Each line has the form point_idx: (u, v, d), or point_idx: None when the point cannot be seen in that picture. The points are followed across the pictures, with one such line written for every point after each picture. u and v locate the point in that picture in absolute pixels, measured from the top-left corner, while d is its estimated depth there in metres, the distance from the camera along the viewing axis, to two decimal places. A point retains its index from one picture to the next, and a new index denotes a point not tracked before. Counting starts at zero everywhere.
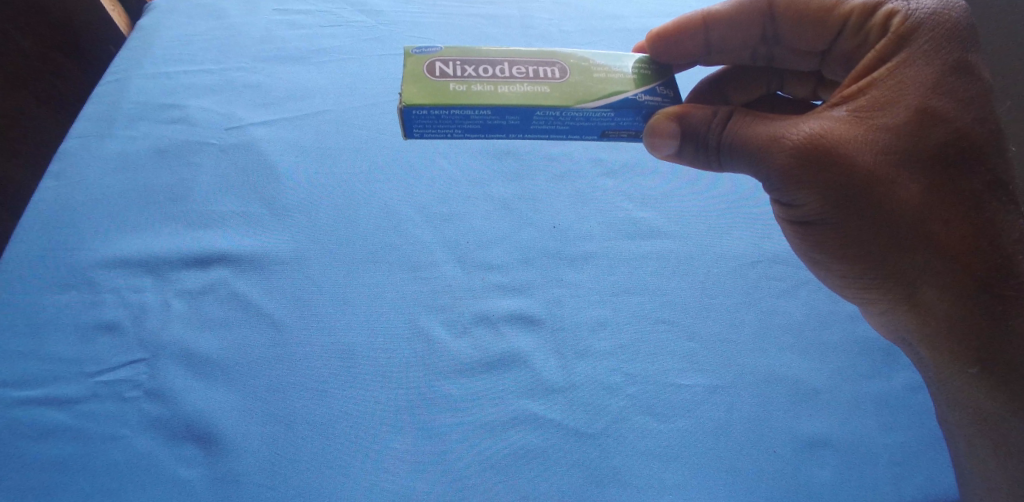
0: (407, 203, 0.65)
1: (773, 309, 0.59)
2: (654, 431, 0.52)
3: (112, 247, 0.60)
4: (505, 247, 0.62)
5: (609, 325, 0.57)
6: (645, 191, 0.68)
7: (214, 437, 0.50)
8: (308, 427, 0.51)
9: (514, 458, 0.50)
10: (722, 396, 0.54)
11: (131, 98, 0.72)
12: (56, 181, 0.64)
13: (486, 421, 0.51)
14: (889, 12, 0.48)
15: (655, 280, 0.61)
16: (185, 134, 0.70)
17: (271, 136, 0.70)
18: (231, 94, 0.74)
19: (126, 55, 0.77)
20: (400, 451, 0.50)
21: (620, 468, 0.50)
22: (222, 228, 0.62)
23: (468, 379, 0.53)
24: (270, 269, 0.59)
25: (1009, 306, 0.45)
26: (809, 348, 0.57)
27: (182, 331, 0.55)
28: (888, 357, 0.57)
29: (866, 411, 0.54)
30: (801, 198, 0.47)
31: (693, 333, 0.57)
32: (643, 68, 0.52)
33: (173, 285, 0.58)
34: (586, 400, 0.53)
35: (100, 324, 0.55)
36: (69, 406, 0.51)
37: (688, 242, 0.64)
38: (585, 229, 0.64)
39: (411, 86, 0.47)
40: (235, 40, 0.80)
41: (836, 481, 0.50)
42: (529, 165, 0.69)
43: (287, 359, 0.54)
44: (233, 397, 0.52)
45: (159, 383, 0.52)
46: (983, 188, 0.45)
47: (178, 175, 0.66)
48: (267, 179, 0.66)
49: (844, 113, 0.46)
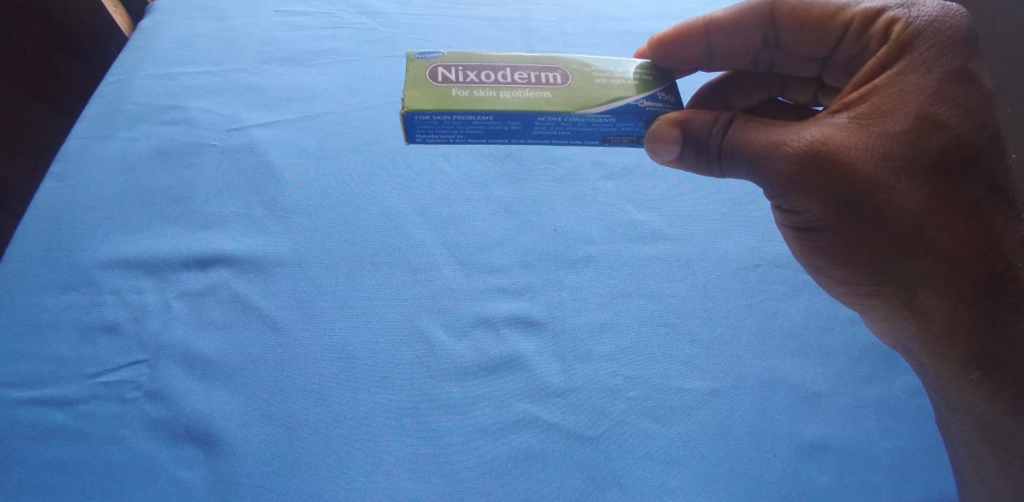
0: (408, 206, 0.65)
1: (773, 313, 0.60)
2: (653, 435, 0.52)
3: (113, 248, 0.60)
4: (506, 250, 0.62)
5: (610, 328, 0.57)
6: (645, 194, 0.68)
7: (215, 438, 0.50)
8: (309, 430, 0.51)
9: (514, 461, 0.50)
10: (722, 400, 0.54)
11: (132, 99, 0.72)
12: (57, 182, 0.64)
13: (487, 424, 0.52)
14: (889, 19, 0.48)
15: (655, 284, 0.61)
16: (186, 135, 0.70)
17: (272, 137, 0.70)
18: (231, 95, 0.74)
19: (128, 56, 0.77)
20: (401, 454, 0.50)
21: (620, 471, 0.50)
22: (223, 229, 0.62)
23: (468, 382, 0.54)
24: (271, 270, 0.59)
25: (1009, 313, 0.45)
26: (807, 353, 0.57)
27: (183, 332, 0.55)
28: (887, 362, 0.57)
29: (865, 415, 0.54)
30: (803, 204, 0.47)
31: (692, 337, 0.58)
32: (644, 74, 0.53)
33: (174, 286, 0.58)
34: (586, 402, 0.53)
35: (101, 326, 0.55)
36: (69, 407, 0.51)
37: (689, 245, 0.64)
38: (585, 232, 0.64)
39: (413, 92, 0.47)
40: (236, 42, 0.80)
41: (835, 485, 0.51)
42: (530, 168, 0.69)
43: (288, 361, 0.54)
44: (234, 399, 0.52)
45: (160, 384, 0.52)
46: (984, 195, 0.45)
47: (179, 176, 0.66)
48: (268, 180, 0.66)
49: (845, 120, 0.46)
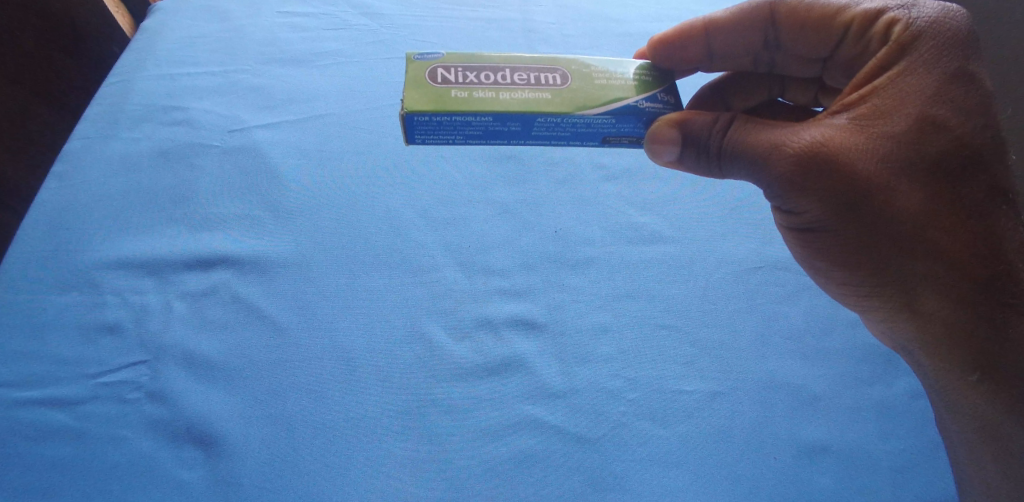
0: (409, 207, 0.65)
1: (773, 315, 0.60)
2: (653, 436, 0.52)
3: (114, 249, 0.60)
4: (507, 251, 0.62)
5: (610, 329, 0.57)
6: (646, 196, 0.68)
7: (215, 439, 0.50)
8: (309, 431, 0.51)
9: (514, 463, 0.50)
10: (722, 401, 0.54)
11: (134, 100, 0.73)
12: (59, 182, 0.64)
13: (487, 426, 0.52)
14: (889, 20, 0.48)
15: (655, 285, 0.61)
16: (188, 136, 0.70)
17: (273, 138, 0.70)
18: (233, 96, 0.74)
19: (129, 57, 0.78)
20: (401, 455, 0.50)
21: (620, 473, 0.50)
22: (224, 230, 0.62)
23: (469, 383, 0.54)
24: (271, 271, 0.59)
25: (1009, 314, 0.45)
26: (808, 354, 0.57)
27: (184, 333, 0.55)
28: (888, 364, 0.57)
29: (865, 417, 0.54)
30: (803, 205, 0.47)
31: (693, 338, 0.57)
32: (644, 74, 0.53)
33: (175, 287, 0.58)
34: (586, 404, 0.53)
35: (102, 326, 0.55)
36: (70, 407, 0.51)
37: (689, 247, 0.64)
38: (586, 234, 0.64)
39: (413, 92, 0.47)
40: (238, 43, 0.81)
41: (835, 487, 0.51)
42: (530, 170, 0.69)
43: (288, 362, 0.54)
44: (234, 400, 0.52)
45: (161, 385, 0.52)
46: (985, 196, 0.45)
47: (180, 177, 0.66)
48: (269, 181, 0.66)
49: (845, 121, 0.46)
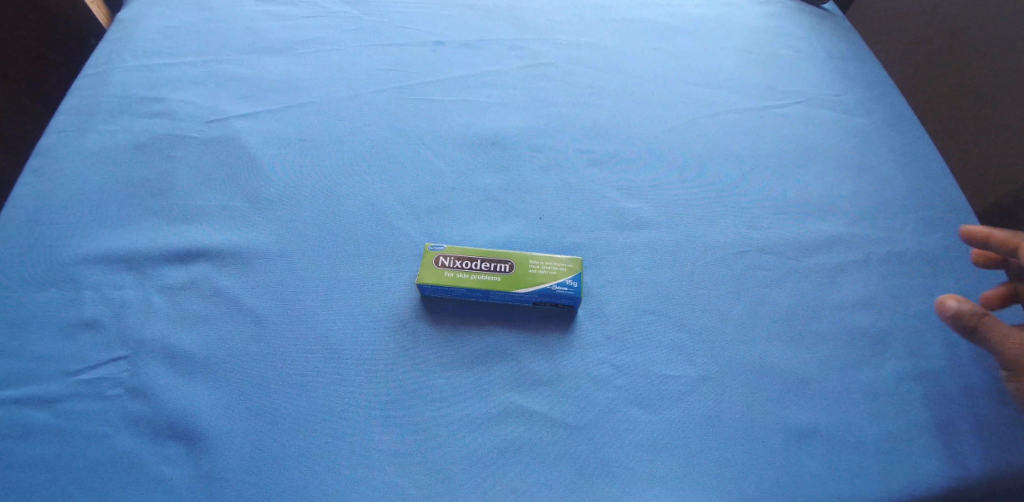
0: (392, 196, 0.64)
1: (761, 299, 0.59)
2: (642, 423, 0.52)
3: (93, 243, 0.59)
4: (492, 240, 0.61)
5: (596, 317, 0.57)
6: (632, 180, 0.67)
7: (198, 435, 0.49)
8: (292, 423, 0.50)
9: (502, 451, 0.50)
10: (708, 386, 0.54)
11: (111, 92, 0.71)
12: (35, 177, 0.63)
13: (473, 415, 0.51)
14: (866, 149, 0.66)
15: (642, 272, 0.60)
16: (167, 128, 0.69)
17: (254, 128, 0.69)
18: (214, 86, 0.73)
19: (107, 48, 0.76)
20: (385, 446, 0.49)
21: (608, 461, 0.50)
22: (205, 223, 0.61)
23: (454, 373, 0.53)
24: (253, 263, 0.59)
25: None
26: (796, 339, 0.57)
27: (165, 327, 0.54)
28: (876, 346, 0.57)
29: (853, 400, 0.54)
30: None
31: (680, 324, 0.57)
32: None
33: (156, 281, 0.57)
34: (573, 391, 0.53)
35: (82, 322, 0.54)
36: (50, 405, 0.50)
37: (676, 232, 0.64)
38: (571, 220, 0.63)
39: None
40: (217, 32, 0.79)
41: (823, 471, 0.50)
42: (516, 156, 0.68)
43: (271, 355, 0.53)
44: (216, 394, 0.51)
45: (142, 381, 0.52)
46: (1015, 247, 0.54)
47: (160, 169, 0.65)
48: (251, 172, 0.65)
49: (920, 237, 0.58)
